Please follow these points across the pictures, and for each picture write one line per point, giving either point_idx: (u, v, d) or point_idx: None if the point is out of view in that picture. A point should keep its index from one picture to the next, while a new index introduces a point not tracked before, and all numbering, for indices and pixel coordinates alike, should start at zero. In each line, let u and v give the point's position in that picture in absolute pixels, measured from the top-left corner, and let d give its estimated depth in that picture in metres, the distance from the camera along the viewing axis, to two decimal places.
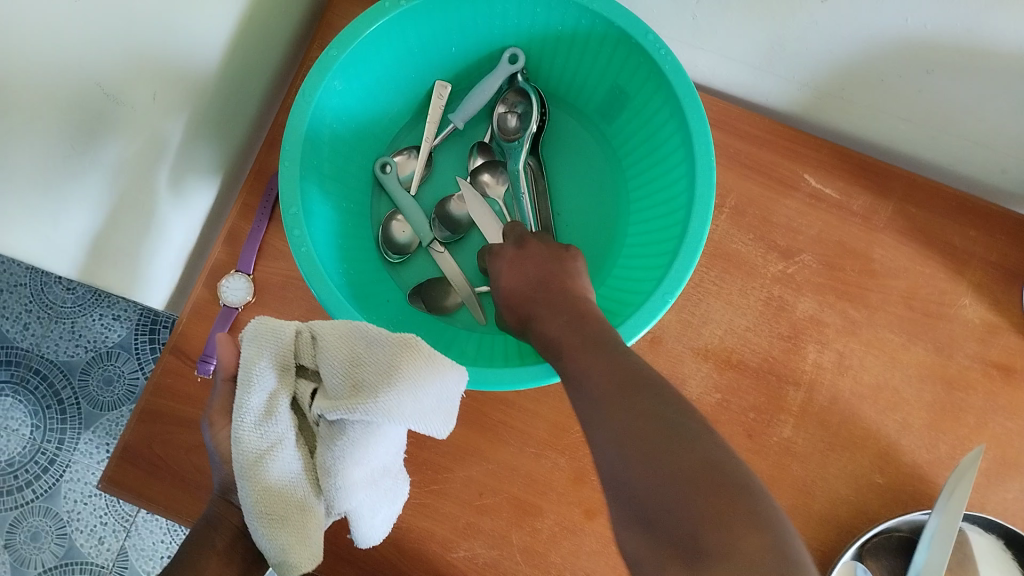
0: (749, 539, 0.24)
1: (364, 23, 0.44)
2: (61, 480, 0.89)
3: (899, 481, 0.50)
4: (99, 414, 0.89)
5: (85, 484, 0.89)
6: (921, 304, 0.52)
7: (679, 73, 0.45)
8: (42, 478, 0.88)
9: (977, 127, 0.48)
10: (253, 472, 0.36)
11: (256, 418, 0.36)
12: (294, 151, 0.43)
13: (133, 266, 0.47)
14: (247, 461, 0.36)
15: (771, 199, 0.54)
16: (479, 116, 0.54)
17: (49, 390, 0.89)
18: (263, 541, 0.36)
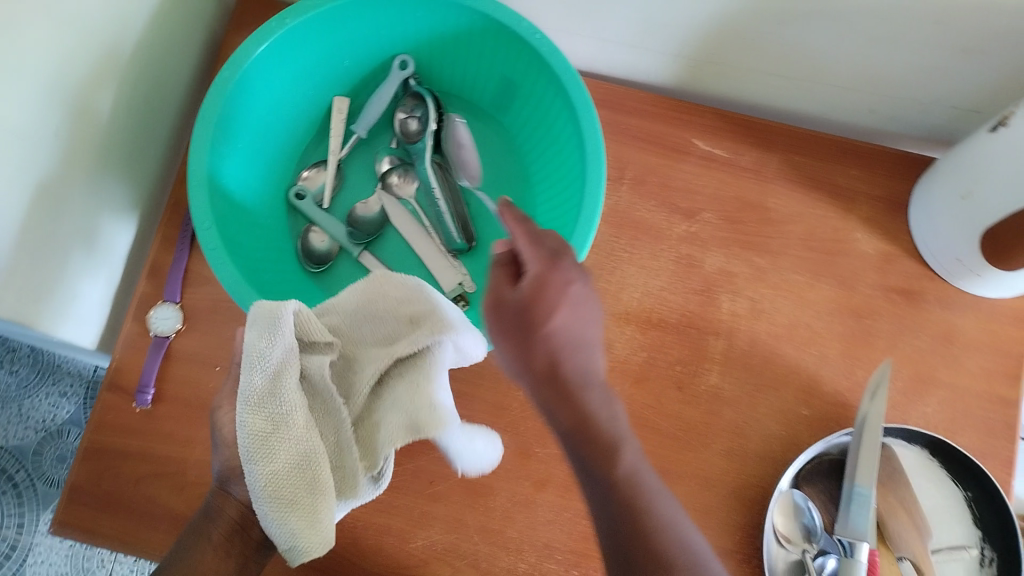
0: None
1: (254, 43, 0.48)
2: (26, 565, 0.92)
3: (824, 410, 0.53)
4: (56, 492, 0.93)
5: (50, 565, 0.93)
6: (819, 244, 0.56)
7: (553, 53, 0.49)
8: (7, 565, 0.92)
9: (837, 72, 0.52)
10: (256, 454, 0.37)
11: (255, 399, 0.38)
12: (199, 171, 0.48)
13: (54, 301, 0.49)
14: (248, 444, 0.37)
15: (665, 165, 0.58)
16: (381, 124, 0.58)
17: (3, 476, 0.92)
18: (274, 526, 0.37)
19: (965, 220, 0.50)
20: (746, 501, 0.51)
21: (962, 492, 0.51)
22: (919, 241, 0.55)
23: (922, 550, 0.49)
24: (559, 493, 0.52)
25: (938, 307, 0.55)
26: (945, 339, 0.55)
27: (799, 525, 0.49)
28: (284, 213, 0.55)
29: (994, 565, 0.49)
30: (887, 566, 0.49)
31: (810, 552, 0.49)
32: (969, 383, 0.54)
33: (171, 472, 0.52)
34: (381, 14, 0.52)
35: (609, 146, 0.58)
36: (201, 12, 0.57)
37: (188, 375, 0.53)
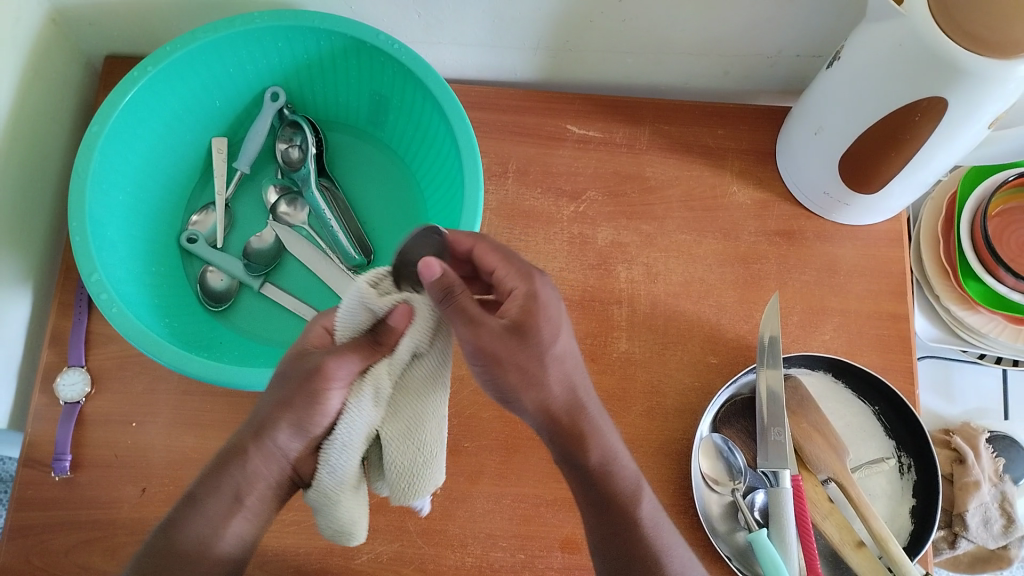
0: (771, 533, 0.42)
1: (118, 95, 0.50)
2: None
3: (729, 355, 0.55)
4: None
5: None
6: (699, 202, 0.59)
7: (408, 56, 0.51)
8: None
9: (683, 40, 0.55)
10: (349, 452, 0.40)
11: (375, 395, 0.40)
12: (81, 225, 0.48)
13: None
14: (352, 443, 0.40)
15: (544, 153, 0.60)
16: (264, 159, 0.60)
17: None
18: (332, 506, 0.41)
19: (821, 153, 0.53)
20: (674, 454, 0.53)
21: (870, 408, 0.54)
22: (789, 184, 0.59)
23: (842, 466, 0.51)
24: (495, 483, 0.52)
25: (818, 241, 0.58)
26: (829, 270, 0.58)
27: (723, 465, 0.51)
28: (179, 259, 0.56)
29: (912, 471, 0.52)
30: (813, 490, 0.51)
31: (740, 490, 0.51)
32: (859, 306, 0.57)
33: (100, 535, 0.50)
34: (243, 52, 0.54)
35: (490, 144, 0.60)
36: (69, 79, 0.58)
37: (105, 435, 0.52)
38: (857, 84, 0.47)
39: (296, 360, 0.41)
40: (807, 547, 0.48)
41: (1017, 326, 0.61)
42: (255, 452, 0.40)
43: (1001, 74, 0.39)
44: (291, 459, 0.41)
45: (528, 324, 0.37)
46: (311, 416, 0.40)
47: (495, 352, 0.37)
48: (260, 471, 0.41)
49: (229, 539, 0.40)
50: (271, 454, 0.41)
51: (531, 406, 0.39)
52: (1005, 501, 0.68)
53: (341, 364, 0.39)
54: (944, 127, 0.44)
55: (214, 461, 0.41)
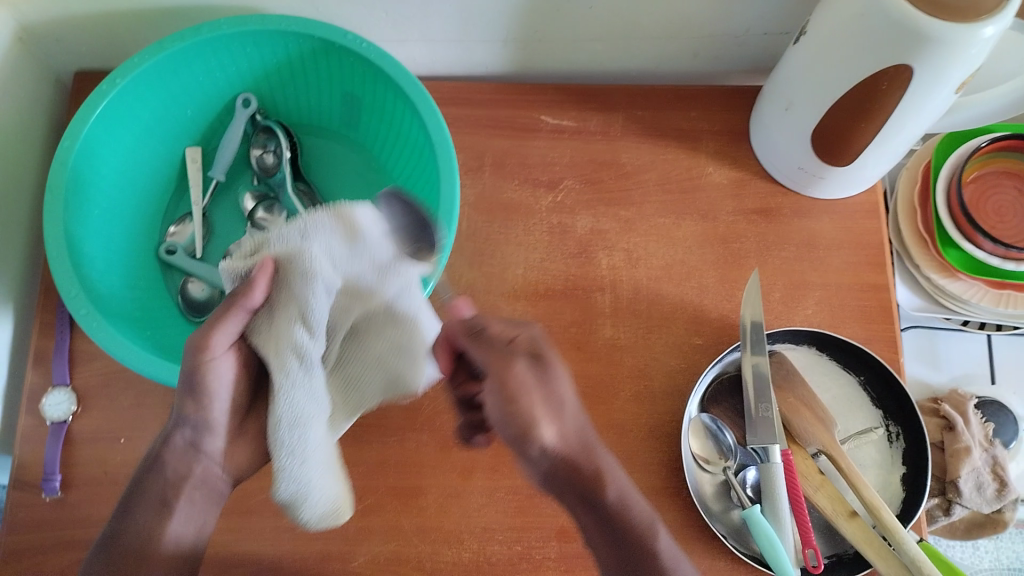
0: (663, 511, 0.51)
1: (87, 109, 0.50)
2: None
3: (714, 336, 0.56)
4: None
5: None
6: (675, 185, 0.60)
7: (375, 52, 0.51)
8: None
9: (650, 24, 0.56)
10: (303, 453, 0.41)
11: (302, 361, 0.41)
12: (58, 241, 0.48)
13: None
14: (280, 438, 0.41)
15: (519, 145, 0.60)
16: (238, 166, 0.60)
17: None
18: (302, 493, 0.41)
19: (792, 129, 0.53)
20: (664, 438, 0.53)
21: (856, 378, 0.54)
22: (764, 161, 0.59)
23: (830, 438, 0.51)
24: (488, 476, 0.52)
25: (795, 218, 0.59)
26: (808, 245, 0.58)
27: (713, 444, 0.52)
28: (159, 271, 0.56)
29: (902, 438, 0.52)
30: (803, 462, 0.51)
31: (731, 469, 0.51)
32: (839, 279, 0.58)
33: None
34: (210, 59, 0.54)
35: (466, 138, 0.60)
36: (38, 97, 0.58)
37: (94, 452, 0.52)
38: (821, 59, 0.47)
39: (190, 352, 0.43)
40: (802, 522, 0.48)
41: (997, 290, 0.61)
42: (169, 453, 0.43)
43: (964, 39, 0.40)
44: (197, 446, 0.44)
45: (542, 358, 0.45)
46: (208, 395, 0.43)
47: (516, 392, 0.43)
48: (177, 469, 0.43)
49: (160, 537, 0.42)
50: (181, 450, 0.44)
51: (550, 440, 0.44)
52: (998, 465, 0.69)
53: (222, 335, 0.41)
54: (911, 96, 0.44)
55: (136, 478, 0.44)
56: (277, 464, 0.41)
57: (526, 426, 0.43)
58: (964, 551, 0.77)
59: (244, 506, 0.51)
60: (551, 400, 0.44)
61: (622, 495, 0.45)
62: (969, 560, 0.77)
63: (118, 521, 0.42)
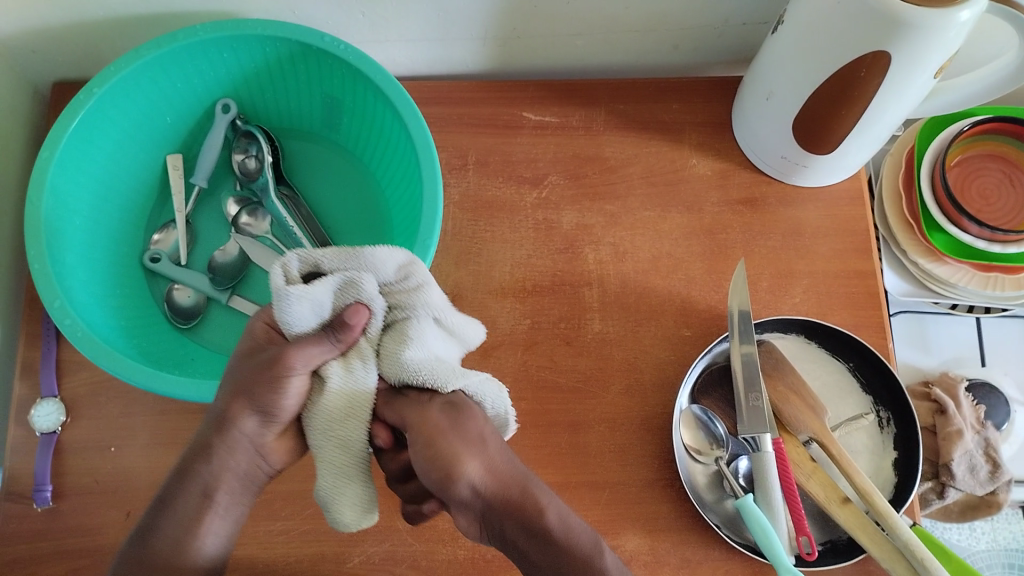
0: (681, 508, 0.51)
1: (65, 119, 0.50)
2: None
3: (702, 327, 0.56)
4: None
5: None
6: (660, 177, 0.60)
7: (353, 54, 0.51)
8: None
9: (628, 18, 0.56)
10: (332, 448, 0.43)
11: (363, 366, 0.43)
12: (39, 252, 0.48)
13: None
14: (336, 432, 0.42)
15: (502, 143, 0.60)
16: (221, 172, 0.60)
17: None
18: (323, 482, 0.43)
19: (773, 118, 0.53)
20: (656, 430, 0.53)
21: (845, 365, 0.54)
22: (747, 152, 0.59)
23: (820, 425, 0.51)
24: None
25: (780, 206, 0.59)
26: (794, 234, 0.58)
27: (704, 435, 0.52)
28: (144, 280, 0.56)
29: (892, 423, 0.52)
30: (794, 451, 0.51)
31: (723, 459, 0.51)
32: (826, 267, 0.58)
33: (86, 563, 0.50)
34: (188, 65, 0.54)
35: (448, 138, 0.60)
36: (18, 108, 0.58)
37: (85, 462, 0.52)
38: (797, 47, 0.47)
39: (251, 356, 0.42)
40: (795, 510, 0.48)
41: (985, 272, 0.62)
42: (219, 443, 0.42)
43: (939, 22, 0.40)
44: (253, 444, 0.42)
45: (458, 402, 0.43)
46: (274, 399, 0.41)
47: (436, 436, 0.41)
48: (227, 463, 0.42)
49: (194, 541, 0.40)
50: (236, 444, 0.42)
51: (474, 475, 0.40)
52: (990, 447, 0.69)
53: (302, 356, 0.40)
54: (889, 81, 0.44)
55: (179, 466, 0.42)
56: (315, 441, 0.43)
57: (449, 465, 0.40)
58: (960, 534, 0.77)
59: None
60: (473, 448, 0.41)
61: (563, 519, 0.40)
62: (966, 543, 0.77)
63: (153, 514, 0.41)
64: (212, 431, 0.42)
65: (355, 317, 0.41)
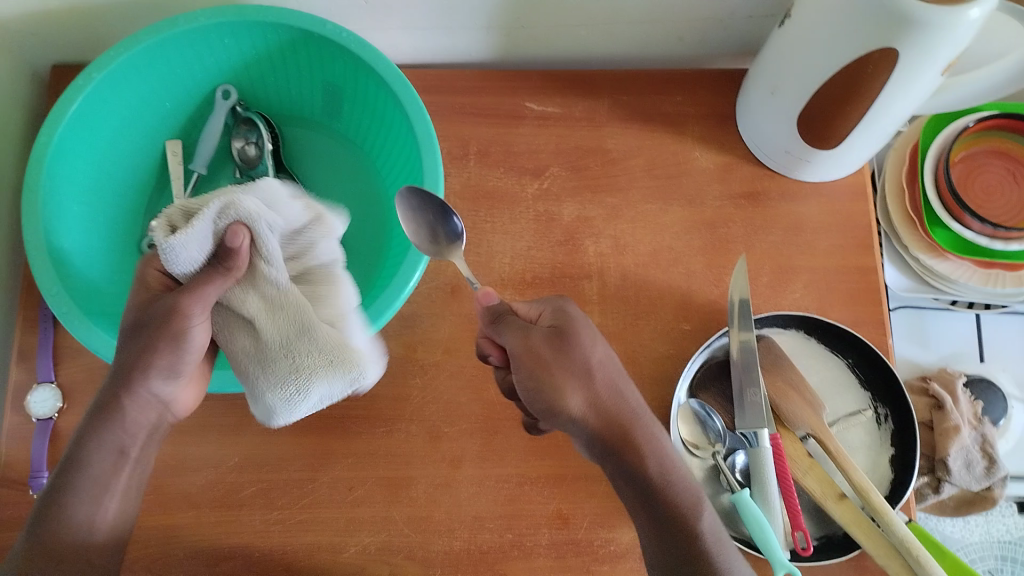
0: None
1: (63, 104, 0.50)
2: None
3: (701, 322, 0.56)
4: None
5: None
6: (662, 170, 0.59)
7: (356, 42, 0.51)
8: None
9: (633, 8, 0.55)
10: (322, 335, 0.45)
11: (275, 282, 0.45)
12: (37, 239, 0.48)
13: None
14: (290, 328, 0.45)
15: (504, 133, 0.60)
16: (220, 159, 0.59)
17: None
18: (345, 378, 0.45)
19: (778, 112, 0.53)
20: None
21: (844, 361, 0.54)
22: (750, 146, 0.59)
23: (818, 420, 0.51)
24: (478, 465, 0.52)
25: (781, 201, 0.59)
26: (794, 229, 0.58)
27: (702, 429, 0.52)
28: None
29: (889, 420, 0.53)
30: (792, 446, 0.51)
31: (721, 453, 0.51)
32: (826, 263, 0.57)
33: None
34: (189, 51, 0.53)
35: (449, 127, 0.60)
36: (15, 92, 0.57)
37: None
38: (802, 41, 0.47)
39: (146, 307, 0.42)
40: (791, 505, 0.49)
41: (986, 269, 0.62)
42: (127, 403, 0.42)
43: (948, 19, 0.39)
44: (157, 399, 0.43)
45: (567, 327, 0.44)
46: (179, 354, 0.42)
47: (542, 365, 0.43)
48: (138, 420, 0.43)
49: (103, 507, 0.42)
50: (142, 401, 0.43)
51: (577, 408, 0.43)
52: (987, 444, 0.69)
53: (198, 301, 0.41)
54: (897, 78, 0.44)
55: (86, 419, 0.42)
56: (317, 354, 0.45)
57: (553, 395, 0.43)
58: (954, 526, 0.77)
59: (235, 499, 0.51)
60: (576, 374, 0.43)
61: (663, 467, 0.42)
62: (960, 534, 0.77)
63: (61, 474, 0.41)
64: (115, 387, 0.42)
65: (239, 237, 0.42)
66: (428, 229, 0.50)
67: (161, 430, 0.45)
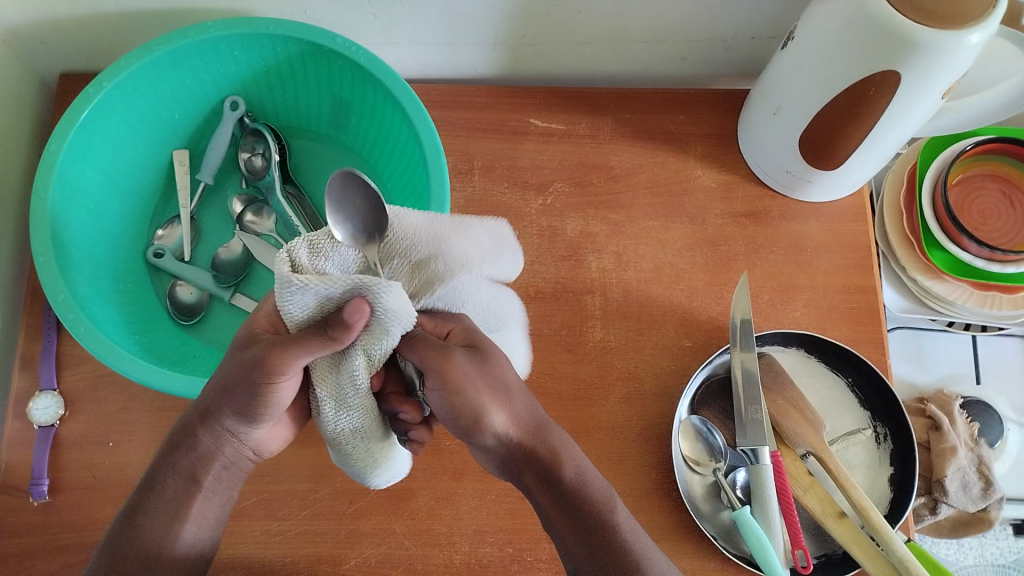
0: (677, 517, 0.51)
1: (74, 112, 0.50)
2: None
3: (703, 338, 0.56)
4: None
5: None
6: (664, 188, 0.60)
7: (366, 55, 0.51)
8: None
9: (638, 28, 0.56)
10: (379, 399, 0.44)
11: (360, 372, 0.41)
12: (44, 245, 0.48)
13: None
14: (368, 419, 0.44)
15: (508, 148, 0.60)
16: (227, 169, 0.60)
17: None
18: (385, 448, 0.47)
19: (780, 133, 0.54)
20: (655, 440, 0.53)
21: (844, 380, 0.55)
22: (752, 165, 0.59)
23: (818, 438, 0.51)
24: (479, 478, 0.52)
25: (783, 220, 0.59)
26: (795, 248, 0.59)
27: (704, 446, 0.52)
28: (147, 275, 0.56)
29: (889, 439, 0.53)
30: (791, 464, 0.51)
31: (722, 470, 0.51)
32: (826, 282, 0.58)
33: (81, 558, 0.49)
34: (199, 62, 0.54)
35: (455, 142, 0.60)
36: (25, 99, 0.57)
37: (84, 457, 0.52)
38: (807, 63, 0.47)
39: (244, 346, 0.40)
40: (792, 524, 0.49)
41: (982, 291, 0.62)
42: (205, 434, 0.41)
43: (951, 44, 0.40)
44: (239, 436, 0.42)
45: (478, 346, 0.43)
46: (262, 404, 0.40)
47: (461, 384, 0.41)
48: (212, 451, 0.42)
49: (178, 530, 0.41)
50: (220, 435, 0.42)
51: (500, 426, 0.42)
52: (983, 465, 0.69)
53: (297, 361, 0.38)
54: (897, 100, 0.45)
55: (167, 445, 0.42)
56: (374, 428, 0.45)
57: (474, 412, 0.41)
58: (949, 549, 0.77)
59: (235, 509, 0.51)
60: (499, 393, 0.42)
61: (580, 472, 0.42)
62: (954, 557, 0.77)
63: (139, 495, 0.41)
64: (197, 417, 0.41)
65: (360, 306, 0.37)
66: (362, 226, 0.41)
67: (238, 465, 0.44)
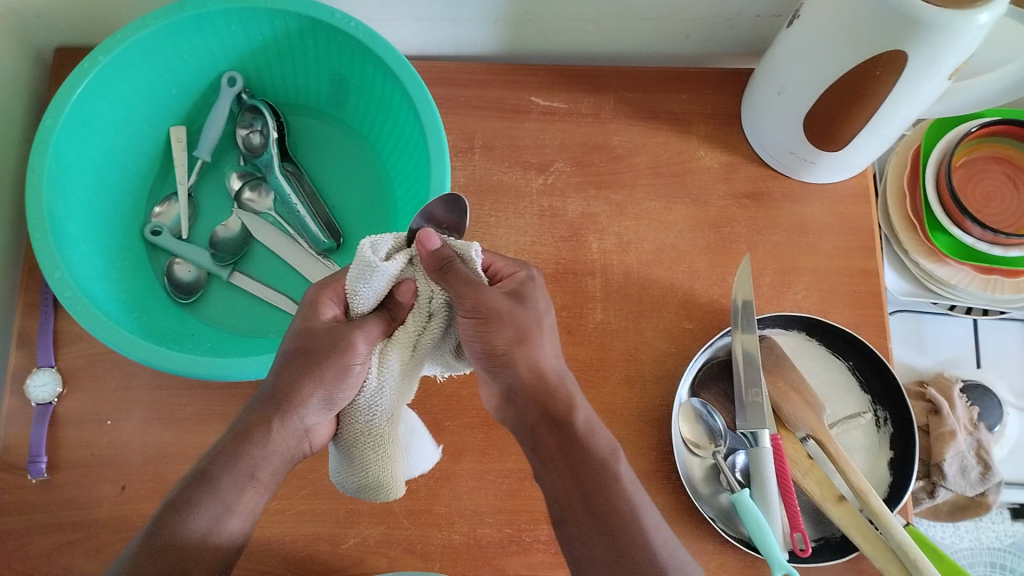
0: (675, 499, 0.51)
1: (69, 87, 0.49)
2: None
3: (704, 321, 0.56)
4: None
5: None
6: (667, 168, 0.59)
7: (365, 31, 0.50)
8: None
9: (642, 6, 0.55)
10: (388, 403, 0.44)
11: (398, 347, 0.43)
12: (39, 221, 0.47)
13: None
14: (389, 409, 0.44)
15: (509, 127, 0.60)
16: (224, 146, 0.59)
17: None
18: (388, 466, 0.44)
19: (785, 113, 0.53)
20: (655, 421, 0.53)
21: (845, 363, 0.54)
22: (755, 145, 0.59)
23: (819, 422, 0.51)
24: (479, 459, 0.52)
25: (786, 202, 0.59)
26: (798, 230, 0.58)
27: (704, 428, 0.52)
28: (144, 252, 0.55)
29: (889, 423, 0.53)
30: (791, 447, 0.51)
31: (721, 453, 0.51)
32: (829, 264, 0.58)
33: (80, 536, 0.49)
34: (195, 37, 0.53)
35: (456, 120, 0.60)
36: (21, 74, 0.57)
37: (81, 435, 0.51)
38: (812, 41, 0.47)
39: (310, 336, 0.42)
40: (789, 505, 0.48)
41: (985, 276, 0.62)
42: (276, 428, 0.41)
43: (961, 24, 0.39)
44: (309, 432, 0.42)
45: (523, 292, 0.43)
46: (339, 386, 0.41)
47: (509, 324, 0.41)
48: (276, 445, 0.41)
49: (227, 523, 0.39)
50: (293, 430, 0.42)
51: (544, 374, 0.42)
52: (982, 449, 0.69)
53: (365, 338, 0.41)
54: (904, 81, 0.44)
55: (225, 440, 0.41)
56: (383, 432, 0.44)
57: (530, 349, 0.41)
58: (945, 532, 0.77)
59: None
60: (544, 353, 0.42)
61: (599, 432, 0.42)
62: (950, 540, 0.77)
63: (190, 486, 0.39)
64: (267, 409, 0.41)
65: (424, 243, 0.40)
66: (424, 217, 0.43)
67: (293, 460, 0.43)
